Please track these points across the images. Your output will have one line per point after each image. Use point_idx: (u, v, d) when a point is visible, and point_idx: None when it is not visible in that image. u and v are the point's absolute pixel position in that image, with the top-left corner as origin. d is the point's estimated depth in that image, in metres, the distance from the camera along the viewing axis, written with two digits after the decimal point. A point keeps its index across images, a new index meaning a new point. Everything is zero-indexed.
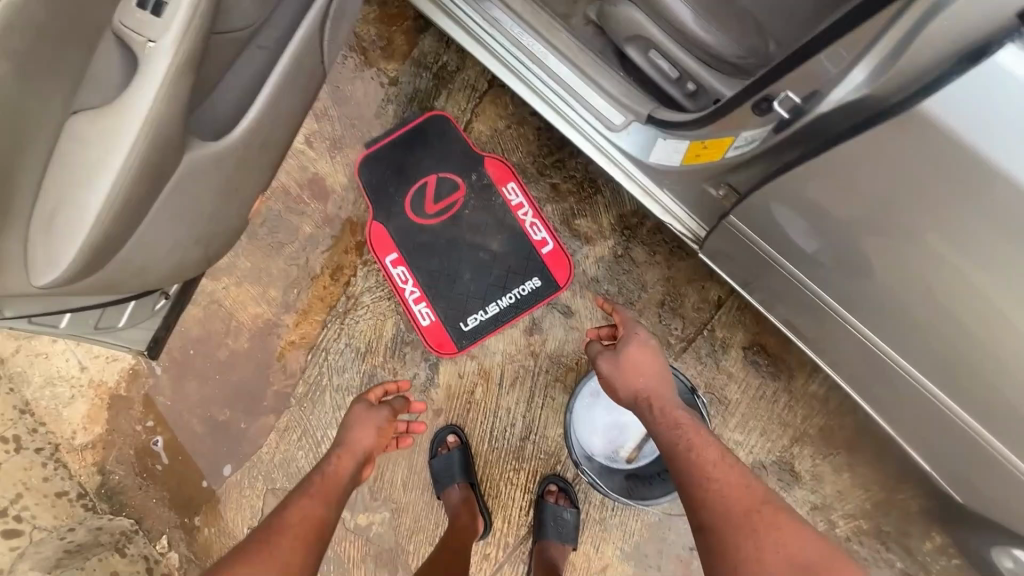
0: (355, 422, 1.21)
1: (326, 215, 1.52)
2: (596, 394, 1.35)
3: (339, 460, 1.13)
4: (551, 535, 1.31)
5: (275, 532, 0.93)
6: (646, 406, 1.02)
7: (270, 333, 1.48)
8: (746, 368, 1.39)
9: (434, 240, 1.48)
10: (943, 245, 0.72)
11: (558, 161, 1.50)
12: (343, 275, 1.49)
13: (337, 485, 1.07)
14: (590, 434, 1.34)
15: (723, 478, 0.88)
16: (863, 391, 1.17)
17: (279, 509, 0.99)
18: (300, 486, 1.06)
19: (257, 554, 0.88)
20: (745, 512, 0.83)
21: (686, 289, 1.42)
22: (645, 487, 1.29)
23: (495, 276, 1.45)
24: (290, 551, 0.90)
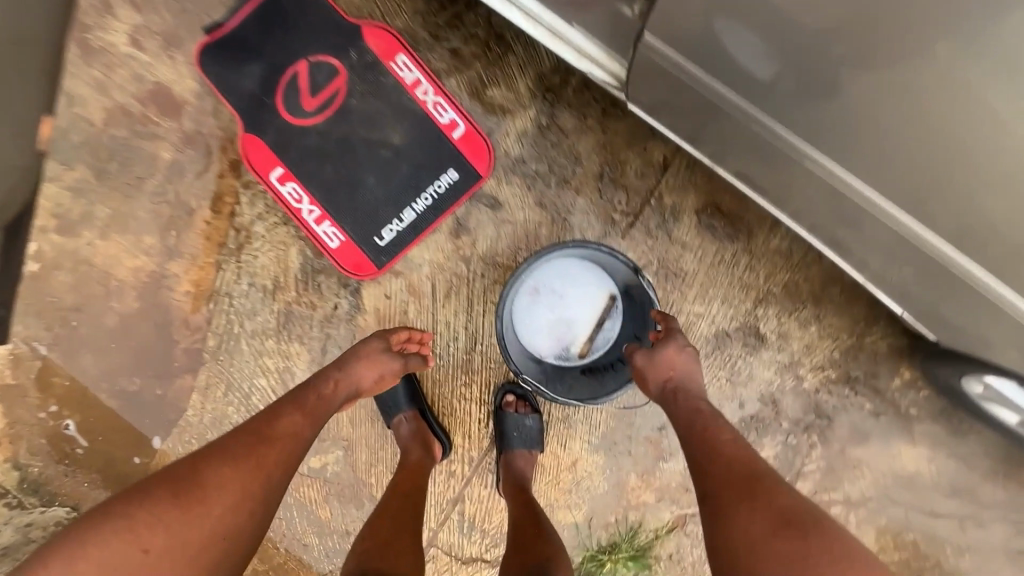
0: (362, 356, 1.07)
1: (185, 134, 1.24)
2: (535, 291, 1.21)
3: (335, 388, 1.01)
4: (517, 447, 1.24)
5: (263, 442, 0.85)
6: (672, 396, 1.02)
7: (159, 286, 1.27)
8: (701, 234, 1.24)
9: (323, 144, 1.22)
10: (941, 22, 0.57)
11: (454, 18, 1.20)
12: (225, 204, 1.25)
13: (327, 406, 0.98)
14: (534, 336, 1.21)
15: (732, 449, 0.89)
16: (826, 236, 1.04)
17: (266, 413, 0.91)
18: (287, 396, 0.96)
19: (242, 462, 0.81)
20: (746, 477, 0.83)
21: (626, 154, 1.22)
22: (598, 385, 1.20)
23: (404, 176, 1.23)
24: (273, 470, 0.84)
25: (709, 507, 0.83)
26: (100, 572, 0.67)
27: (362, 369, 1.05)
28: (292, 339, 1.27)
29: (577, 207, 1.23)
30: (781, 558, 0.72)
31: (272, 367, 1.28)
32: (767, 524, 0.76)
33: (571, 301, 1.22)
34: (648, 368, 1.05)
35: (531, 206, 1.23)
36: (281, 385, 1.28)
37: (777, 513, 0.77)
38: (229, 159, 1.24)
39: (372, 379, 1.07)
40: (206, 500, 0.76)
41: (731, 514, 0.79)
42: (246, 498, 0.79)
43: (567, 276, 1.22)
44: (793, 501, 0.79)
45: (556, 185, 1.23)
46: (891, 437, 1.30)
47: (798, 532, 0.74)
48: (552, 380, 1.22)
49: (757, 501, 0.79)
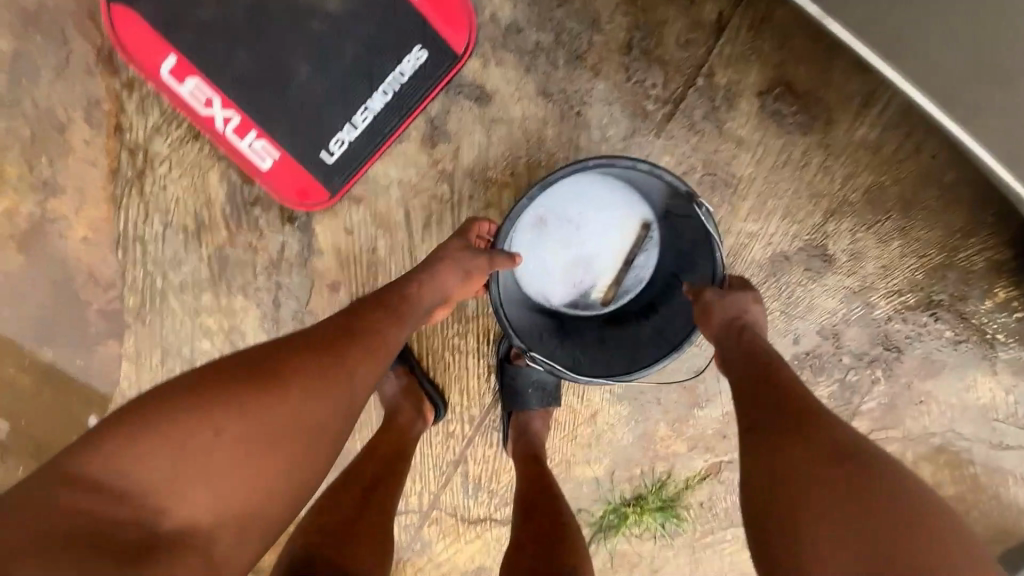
0: (447, 257, 0.79)
1: (27, 13, 0.86)
2: (547, 222, 0.94)
3: (418, 290, 0.74)
4: (534, 408, 1.04)
5: (345, 336, 0.63)
6: (736, 334, 0.75)
7: (44, 233, 0.96)
8: (763, 126, 0.91)
9: (227, 17, 0.85)
10: None
11: None
12: (106, 115, 0.90)
13: (413, 312, 0.72)
14: (543, 282, 0.95)
15: (790, 380, 0.66)
16: (904, 49, 0.75)
17: (349, 308, 0.68)
18: (371, 294, 0.72)
19: (319, 353, 0.59)
20: (795, 406, 0.61)
21: (664, 11, 0.86)
22: (625, 352, 0.91)
23: (351, 59, 0.87)
24: (355, 373, 0.60)
25: (745, 438, 0.61)
26: (166, 457, 0.49)
27: (452, 276, 0.77)
28: (234, 292, 0.99)
29: (594, 95, 0.89)
30: (830, 499, 0.51)
31: (215, 327, 1.02)
32: (815, 457, 0.54)
33: (591, 238, 0.95)
34: (711, 301, 0.79)
35: (531, 97, 0.89)
36: (229, 347, 1.02)
37: (832, 447, 0.55)
38: (98, 48, 0.87)
39: (458, 283, 0.78)
40: (278, 392, 0.54)
41: (770, 444, 0.58)
42: (328, 397, 0.57)
43: (588, 205, 0.94)
44: (854, 438, 0.56)
45: (565, 64, 0.88)
46: (973, 369, 1.08)
47: (860, 472, 0.52)
48: (562, 346, 0.93)
49: (806, 432, 0.57)
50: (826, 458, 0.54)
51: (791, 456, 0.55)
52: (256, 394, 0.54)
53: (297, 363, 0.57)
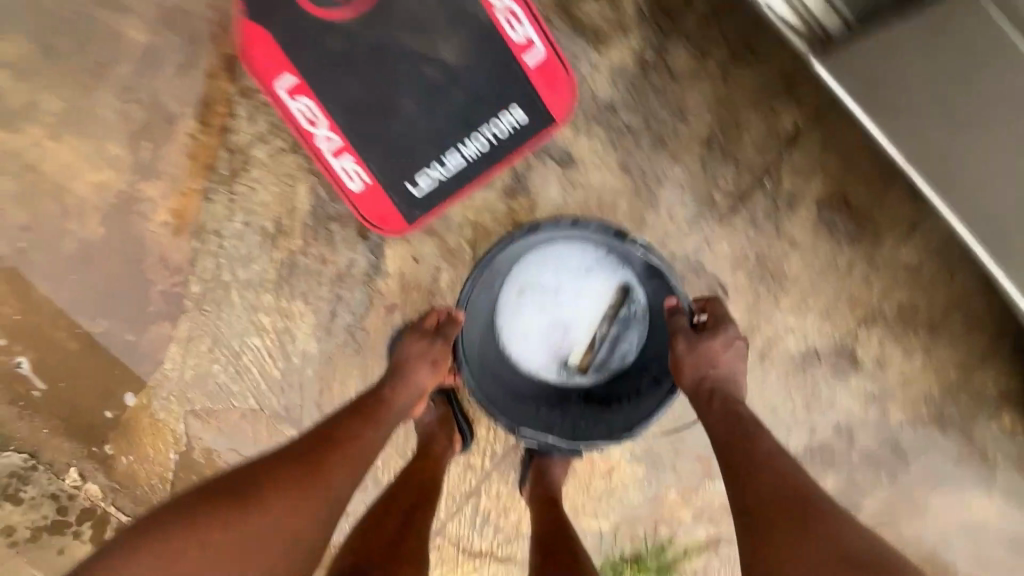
0: (414, 355, 0.90)
1: (165, 12, 0.92)
2: (525, 299, 1.01)
3: (391, 395, 0.85)
4: (555, 455, 1.07)
5: (330, 445, 0.73)
6: (705, 398, 0.82)
7: (128, 212, 1.00)
8: (817, 232, 0.99)
9: (350, 49, 0.91)
10: None
11: None
12: (216, 115, 0.95)
13: (391, 417, 0.83)
14: (533, 357, 1.01)
15: (770, 452, 0.72)
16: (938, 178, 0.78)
17: (332, 419, 0.79)
18: (352, 404, 0.83)
19: (302, 466, 0.69)
20: (792, 496, 0.65)
21: (748, 116, 0.93)
22: (626, 408, 0.97)
23: (454, 107, 0.94)
24: (333, 478, 0.70)
25: (746, 530, 0.65)
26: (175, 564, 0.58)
27: (423, 369, 0.89)
28: (295, 297, 1.04)
29: (669, 177, 0.96)
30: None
31: (268, 327, 1.05)
32: (819, 556, 0.58)
33: (570, 304, 1.01)
34: (682, 356, 0.86)
35: (611, 170, 0.96)
36: (278, 347, 1.06)
37: (833, 542, 0.59)
38: (224, 54, 0.93)
39: (431, 375, 0.89)
40: (263, 500, 0.64)
41: (773, 538, 0.62)
42: (311, 499, 0.67)
43: (561, 272, 1.00)
44: (852, 532, 0.61)
45: (648, 146, 0.95)
46: (972, 487, 1.14)
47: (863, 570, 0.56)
48: (565, 415, 0.99)
49: (808, 527, 0.61)
50: (830, 555, 0.58)
51: (797, 553, 0.59)
52: (243, 504, 0.63)
53: (284, 473, 0.68)
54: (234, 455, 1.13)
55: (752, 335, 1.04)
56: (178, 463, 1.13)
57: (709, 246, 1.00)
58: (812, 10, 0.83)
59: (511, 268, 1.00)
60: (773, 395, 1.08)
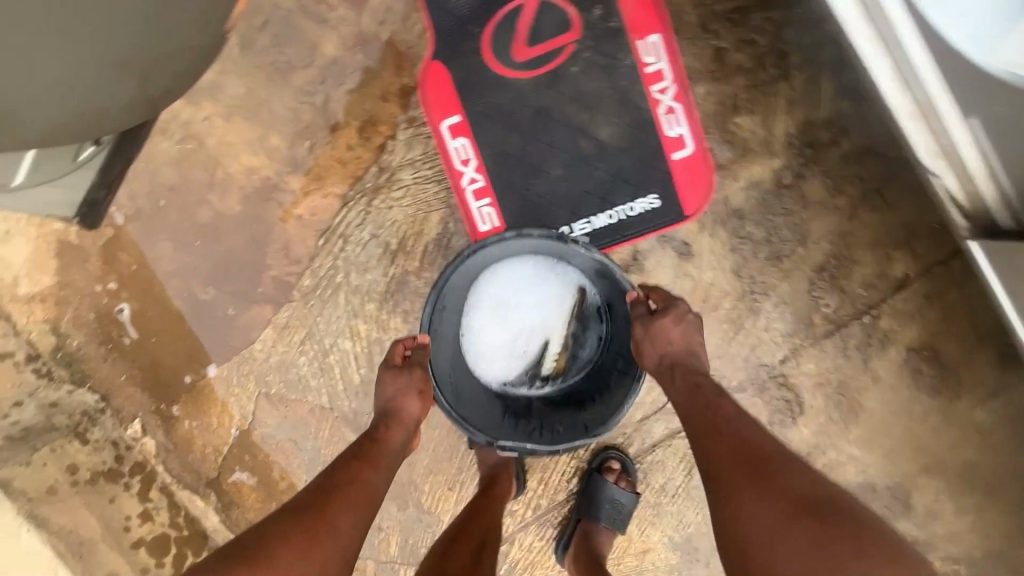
0: (396, 392, 0.87)
1: (360, 34, 0.99)
2: (486, 318, 1.00)
3: (386, 431, 0.84)
4: (602, 522, 1.07)
5: (330, 494, 0.72)
6: (667, 374, 0.83)
7: (268, 198, 1.07)
8: (901, 375, 1.02)
9: (517, 108, 0.98)
10: None
11: (736, 12, 0.94)
12: (377, 134, 1.02)
13: (388, 456, 0.82)
14: (504, 368, 1.00)
15: (730, 418, 0.73)
16: None
17: (330, 467, 0.78)
18: (346, 450, 0.81)
19: (304, 517, 0.68)
20: (755, 454, 0.67)
21: (863, 254, 0.99)
22: (601, 401, 0.95)
23: (596, 180, 0.99)
24: (338, 527, 0.69)
25: (713, 495, 0.67)
26: None
27: (411, 400, 0.87)
28: (395, 312, 1.08)
29: (776, 291, 1.01)
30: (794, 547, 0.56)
31: (362, 334, 1.10)
32: (777, 510, 0.60)
33: (530, 314, 1.01)
34: (642, 341, 0.87)
35: (724, 271, 1.01)
36: (365, 355, 1.10)
37: (788, 496, 0.61)
38: (402, 84, 1.00)
39: (420, 403, 0.88)
40: (269, 560, 0.63)
41: (733, 499, 0.63)
42: (318, 545, 0.66)
43: (516, 286, 1.00)
44: (812, 486, 0.62)
45: (764, 259, 1.00)
46: None
47: (820, 521, 0.57)
48: (537, 422, 0.97)
49: (767, 485, 0.63)
50: (787, 510, 0.59)
51: (755, 511, 0.61)
52: (249, 569, 0.62)
53: (286, 529, 0.66)
54: (290, 444, 1.15)
55: (816, 456, 1.06)
56: (237, 440, 1.16)
57: (796, 362, 1.04)
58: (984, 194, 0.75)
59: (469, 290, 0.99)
60: None
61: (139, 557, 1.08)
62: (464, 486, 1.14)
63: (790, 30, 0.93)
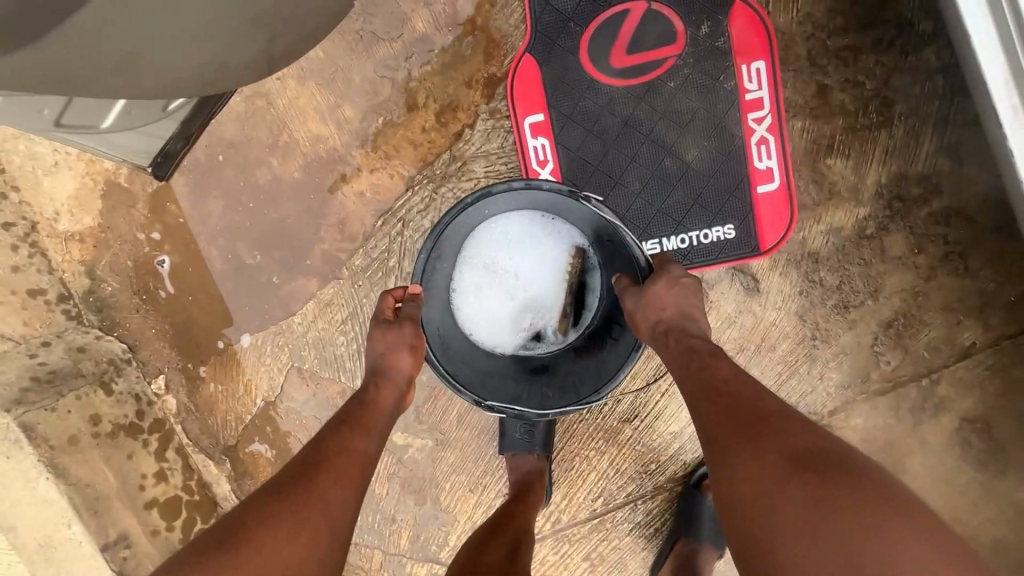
0: (387, 349, 0.81)
1: (453, 14, 0.95)
2: (479, 275, 0.96)
3: (377, 392, 0.78)
4: (705, 540, 1.05)
5: (318, 464, 0.66)
6: (663, 339, 0.78)
7: (330, 170, 1.03)
8: (949, 444, 1.00)
9: (605, 116, 0.95)
10: None
11: (849, 49, 0.89)
12: (455, 120, 0.98)
13: (380, 419, 0.76)
14: (496, 331, 0.96)
15: (725, 378, 0.69)
16: None
17: (320, 434, 0.72)
18: (335, 415, 0.75)
19: (291, 492, 0.62)
20: (752, 413, 0.63)
21: (933, 316, 0.96)
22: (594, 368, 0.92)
23: (673, 201, 0.96)
24: (328, 500, 0.63)
25: (712, 455, 0.63)
26: None
27: (403, 355, 0.82)
28: None
29: (838, 340, 0.99)
30: (797, 503, 0.52)
31: None
32: (776, 466, 0.56)
33: (524, 275, 0.97)
34: (635, 310, 0.83)
35: (789, 313, 0.98)
36: None
37: (788, 454, 0.57)
38: (489, 73, 0.96)
39: (411, 360, 0.82)
40: (254, 540, 0.57)
41: (733, 458, 0.59)
42: (308, 520, 0.60)
43: (515, 244, 0.96)
44: (810, 441, 0.58)
45: (832, 306, 0.98)
46: None
47: (822, 475, 0.54)
48: (524, 386, 0.94)
49: (766, 441, 0.59)
50: (787, 468, 0.55)
51: (756, 470, 0.57)
52: (233, 553, 0.56)
53: (273, 507, 0.60)
54: (315, 423, 1.12)
55: None
56: (261, 410, 1.13)
57: (846, 417, 1.01)
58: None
59: (464, 244, 0.95)
60: None
61: (151, 517, 1.03)
62: (487, 489, 1.12)
63: (901, 77, 0.89)
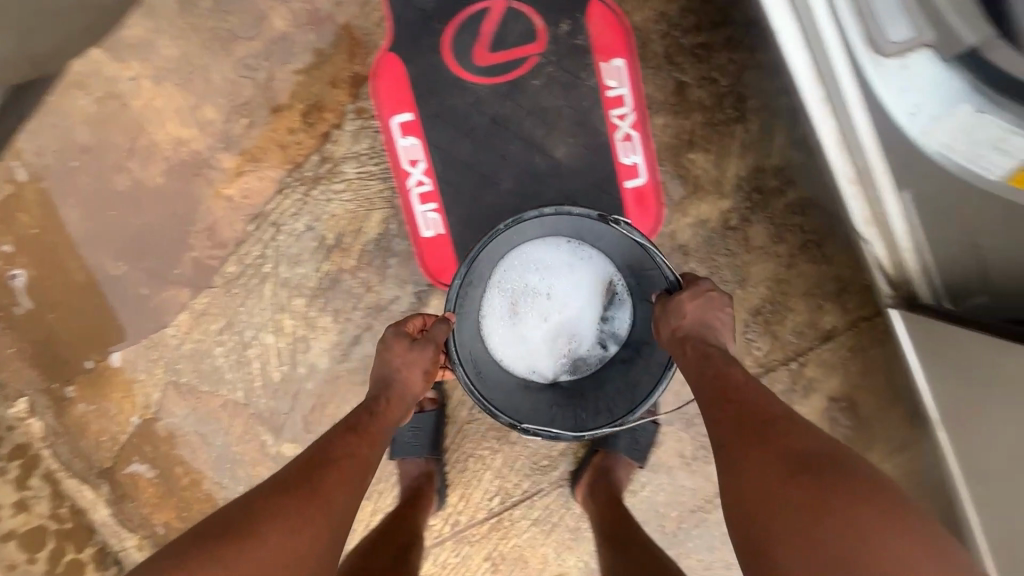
0: (403, 366, 0.79)
1: (313, 12, 0.93)
2: (508, 299, 0.95)
3: (387, 407, 0.77)
4: (621, 454, 1.04)
5: (324, 468, 0.66)
6: (679, 348, 0.75)
7: (195, 174, 0.98)
8: (820, 423, 1.05)
9: (473, 114, 0.94)
10: None
11: (702, 47, 0.92)
12: (322, 121, 0.96)
13: (385, 431, 0.76)
14: (529, 356, 0.96)
15: (740, 386, 0.67)
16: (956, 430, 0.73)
17: (325, 436, 0.72)
18: (343, 418, 0.75)
19: (297, 492, 0.62)
20: (765, 420, 0.62)
21: (797, 302, 1.01)
22: (629, 390, 0.90)
23: (546, 198, 0.97)
24: (323, 507, 0.62)
25: (720, 459, 0.62)
26: None
27: (415, 376, 0.79)
28: (325, 310, 1.03)
29: None
30: (800, 509, 0.53)
31: (287, 329, 1.04)
32: (779, 472, 0.56)
33: (557, 300, 0.96)
34: (658, 318, 0.80)
35: None
36: (288, 352, 1.04)
37: (794, 460, 0.56)
38: (353, 72, 0.94)
39: (423, 382, 0.80)
40: (258, 535, 0.57)
41: (740, 461, 0.59)
42: (312, 528, 0.60)
43: (543, 267, 0.96)
44: (818, 445, 0.58)
45: None
46: None
47: (824, 481, 0.54)
48: (559, 407, 0.92)
49: (772, 447, 0.58)
50: (789, 474, 0.55)
51: (759, 476, 0.57)
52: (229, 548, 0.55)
53: (273, 509, 0.60)
54: (199, 438, 1.08)
55: None
56: (137, 429, 1.07)
57: None
58: (908, 268, 0.69)
59: (493, 269, 0.94)
60: (729, 553, 1.12)
61: (7, 551, 0.99)
62: (382, 495, 1.10)
63: (751, 73, 0.93)
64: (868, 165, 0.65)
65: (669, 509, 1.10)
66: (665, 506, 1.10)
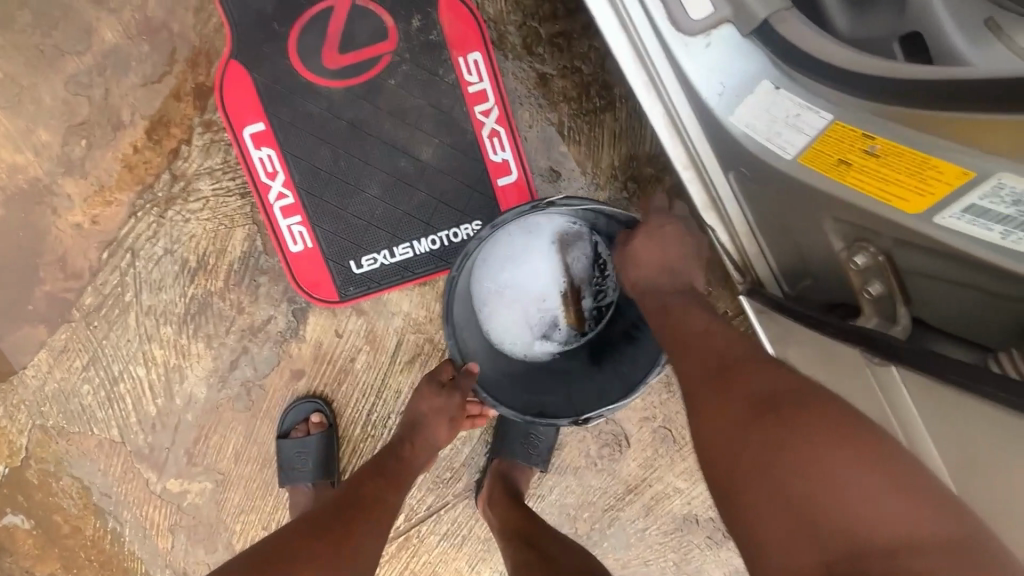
0: (430, 413, 0.81)
1: (145, 22, 0.86)
2: (494, 303, 0.87)
3: (411, 453, 0.79)
4: (519, 459, 1.00)
5: (351, 510, 0.67)
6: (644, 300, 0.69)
7: (38, 202, 0.91)
8: None
9: (329, 120, 0.90)
10: None
11: (561, 35, 0.89)
12: (169, 137, 0.90)
13: (411, 474, 0.77)
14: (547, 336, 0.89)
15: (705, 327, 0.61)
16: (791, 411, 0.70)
17: (354, 478, 0.73)
18: (372, 459, 0.77)
19: (327, 533, 0.63)
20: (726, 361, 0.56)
21: None
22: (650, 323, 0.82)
23: (416, 201, 0.93)
24: (355, 547, 0.63)
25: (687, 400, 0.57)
26: None
27: (440, 428, 0.82)
28: (196, 337, 0.97)
29: None
30: (757, 450, 0.48)
31: (158, 361, 0.97)
32: (737, 415, 0.50)
33: (535, 275, 0.87)
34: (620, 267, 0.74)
35: None
36: (162, 384, 0.98)
37: (751, 399, 0.51)
38: (196, 83, 0.89)
39: (448, 430, 0.82)
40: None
41: (699, 406, 0.54)
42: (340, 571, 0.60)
43: (505, 258, 0.86)
44: (779, 380, 0.52)
45: None
46: None
47: (783, 412, 0.48)
48: (600, 376, 0.85)
49: (733, 386, 0.53)
50: (750, 410, 0.50)
51: (721, 415, 0.52)
52: None
53: (303, 551, 0.60)
54: (75, 483, 1.01)
55: (642, 489, 1.07)
56: (6, 479, 1.00)
57: None
58: (748, 255, 0.66)
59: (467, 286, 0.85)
60: (647, 551, 1.09)
61: None
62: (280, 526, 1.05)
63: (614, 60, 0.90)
64: (698, 150, 0.62)
65: (580, 511, 1.07)
66: (575, 507, 1.07)
